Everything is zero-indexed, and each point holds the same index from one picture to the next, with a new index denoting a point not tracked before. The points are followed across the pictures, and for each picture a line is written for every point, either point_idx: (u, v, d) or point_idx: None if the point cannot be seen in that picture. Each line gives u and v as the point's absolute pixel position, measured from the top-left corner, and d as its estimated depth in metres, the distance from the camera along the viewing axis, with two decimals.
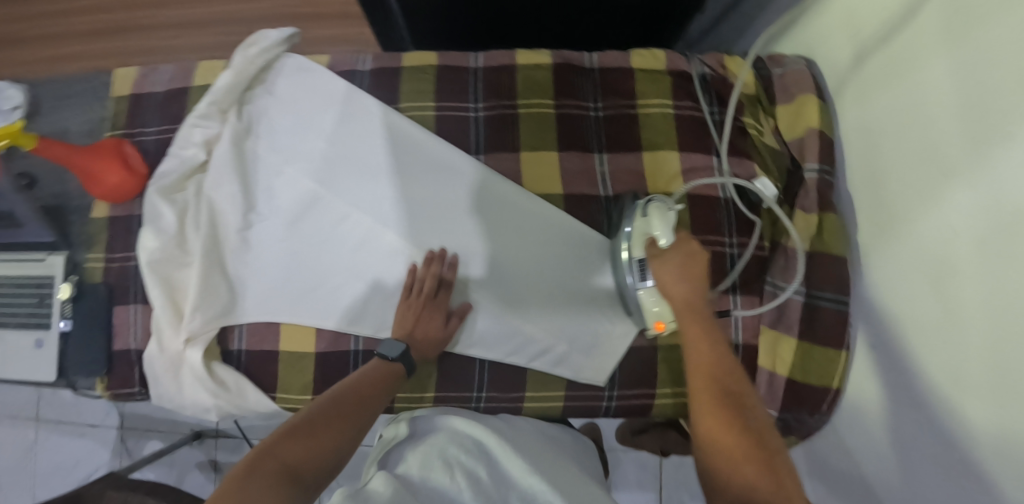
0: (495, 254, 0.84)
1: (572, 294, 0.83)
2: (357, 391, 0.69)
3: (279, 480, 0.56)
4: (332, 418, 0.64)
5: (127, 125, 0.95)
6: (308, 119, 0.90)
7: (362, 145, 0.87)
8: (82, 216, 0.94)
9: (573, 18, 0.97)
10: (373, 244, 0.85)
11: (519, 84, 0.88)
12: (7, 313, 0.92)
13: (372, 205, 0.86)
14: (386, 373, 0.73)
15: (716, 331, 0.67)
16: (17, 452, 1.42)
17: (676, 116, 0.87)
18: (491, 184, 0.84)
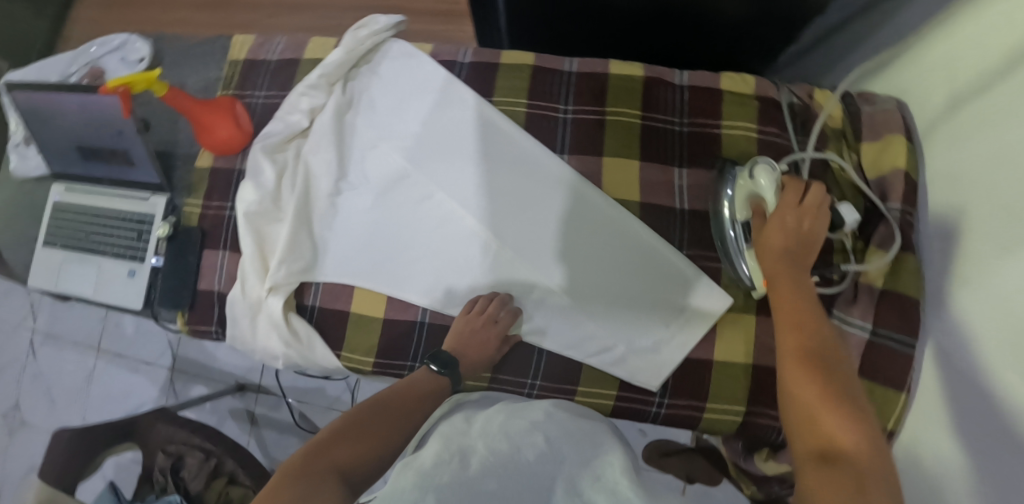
0: (567, 251, 0.87)
1: (638, 300, 0.86)
2: (402, 401, 0.74)
3: (331, 476, 0.61)
4: (378, 426, 0.69)
5: (239, 86, 1.01)
6: (406, 101, 0.94)
7: (454, 133, 0.92)
8: (186, 164, 1.01)
9: (666, 35, 1.00)
10: (453, 226, 0.89)
11: (610, 92, 0.91)
12: (108, 242, 1.01)
13: (457, 189, 0.90)
14: (432, 383, 0.77)
15: (809, 291, 0.68)
16: (75, 379, 1.46)
17: (759, 140, 0.89)
18: (572, 183, 0.88)
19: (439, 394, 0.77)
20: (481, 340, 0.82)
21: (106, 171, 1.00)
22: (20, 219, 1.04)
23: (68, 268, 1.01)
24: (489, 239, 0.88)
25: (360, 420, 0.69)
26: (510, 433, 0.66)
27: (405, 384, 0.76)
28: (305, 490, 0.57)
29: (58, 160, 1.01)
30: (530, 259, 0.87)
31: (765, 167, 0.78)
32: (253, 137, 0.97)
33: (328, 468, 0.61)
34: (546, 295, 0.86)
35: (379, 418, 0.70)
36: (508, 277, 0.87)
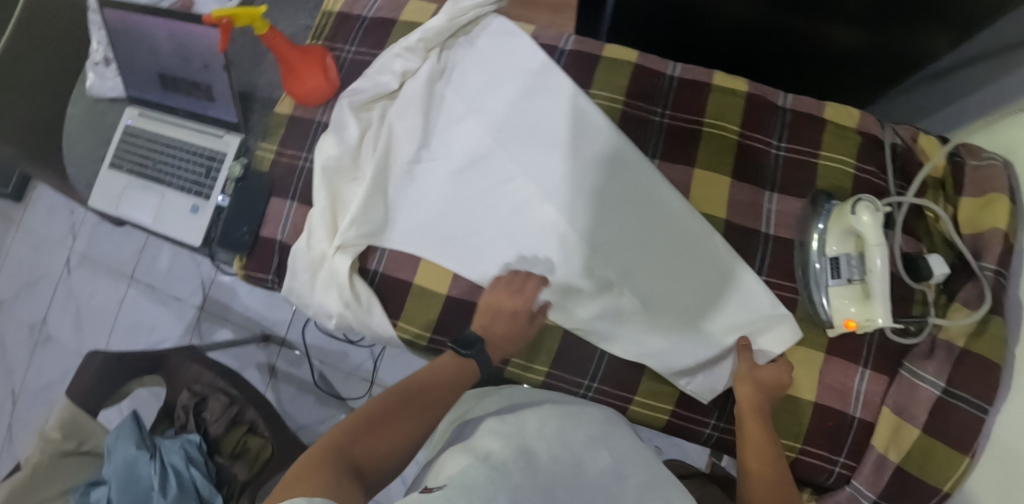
0: (643, 259, 0.85)
1: (707, 320, 0.84)
2: (427, 392, 0.73)
3: (351, 471, 0.62)
4: (402, 419, 0.70)
5: (330, 37, 0.99)
6: (499, 79, 0.91)
7: (544, 120, 0.89)
8: (265, 108, 1.00)
9: (772, 54, 0.98)
10: (529, 214, 0.87)
11: (710, 104, 0.89)
12: (175, 174, 0.99)
13: (539, 177, 0.88)
14: (458, 373, 0.76)
15: (764, 414, 0.76)
16: (104, 302, 1.46)
17: (855, 177, 0.86)
18: (659, 190, 0.85)
19: (463, 387, 0.76)
20: (505, 319, 0.81)
21: (183, 102, 0.99)
22: (90, 137, 1.03)
23: (131, 193, 1.00)
24: (566, 234, 0.86)
25: (387, 410, 0.70)
26: (569, 439, 0.72)
27: (430, 370, 0.76)
28: (329, 480, 0.58)
29: (137, 85, 1.00)
30: (603, 261, 0.85)
31: (869, 205, 0.76)
32: (339, 92, 0.96)
33: (348, 461, 0.63)
34: (615, 300, 0.84)
35: (405, 409, 0.71)
36: (580, 275, 0.85)
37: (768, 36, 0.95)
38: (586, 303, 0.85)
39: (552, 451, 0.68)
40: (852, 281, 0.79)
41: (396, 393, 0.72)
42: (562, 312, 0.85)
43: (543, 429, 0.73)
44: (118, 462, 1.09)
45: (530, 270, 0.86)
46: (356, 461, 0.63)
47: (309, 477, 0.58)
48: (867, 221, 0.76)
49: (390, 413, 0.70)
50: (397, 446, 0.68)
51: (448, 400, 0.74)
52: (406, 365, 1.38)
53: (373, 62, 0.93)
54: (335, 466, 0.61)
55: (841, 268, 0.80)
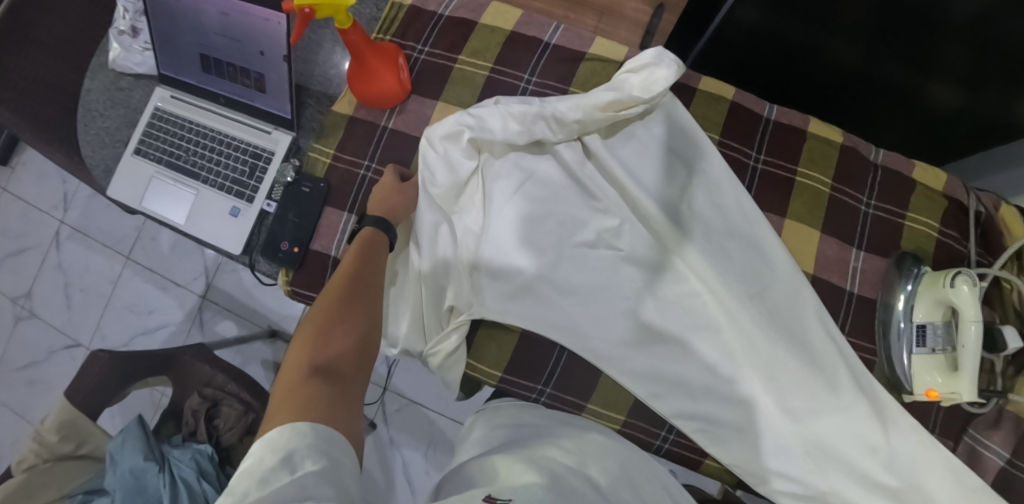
0: (817, 392, 0.79)
1: (892, 467, 0.76)
2: (355, 274, 0.73)
3: (328, 377, 0.62)
4: (351, 315, 0.69)
5: (400, 33, 0.89)
6: (642, 148, 0.84)
7: (711, 225, 0.83)
8: (320, 104, 0.90)
9: (860, 102, 0.96)
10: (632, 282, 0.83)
11: (804, 152, 0.86)
12: (213, 170, 0.89)
13: (690, 279, 0.82)
14: (369, 247, 0.77)
15: None
16: (94, 281, 1.34)
17: (938, 241, 0.86)
18: (756, 274, 0.82)
19: (378, 255, 0.77)
20: (388, 195, 0.81)
21: (227, 89, 0.88)
22: (113, 117, 0.91)
23: (161, 186, 0.89)
24: (685, 320, 0.82)
25: (333, 308, 0.69)
26: (626, 477, 0.71)
27: (353, 257, 0.75)
28: (307, 398, 0.59)
29: (172, 64, 0.88)
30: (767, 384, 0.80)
31: (966, 278, 0.76)
32: (410, 97, 0.88)
33: (320, 371, 0.62)
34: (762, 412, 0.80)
35: (349, 304, 0.70)
36: (678, 349, 0.82)
37: (861, 85, 0.93)
38: (679, 382, 0.82)
39: (612, 489, 0.67)
40: (935, 351, 0.79)
41: (334, 292, 0.71)
42: (642, 384, 0.82)
43: (606, 465, 0.71)
44: (124, 473, 1.00)
45: (618, 336, 0.82)
46: (327, 367, 0.63)
47: (292, 400, 0.59)
48: (965, 292, 0.75)
49: (338, 311, 0.69)
50: (361, 342, 0.68)
51: (376, 278, 0.75)
52: (420, 373, 1.36)
53: (502, 109, 0.80)
54: (309, 381, 0.61)
55: (927, 337, 0.79)
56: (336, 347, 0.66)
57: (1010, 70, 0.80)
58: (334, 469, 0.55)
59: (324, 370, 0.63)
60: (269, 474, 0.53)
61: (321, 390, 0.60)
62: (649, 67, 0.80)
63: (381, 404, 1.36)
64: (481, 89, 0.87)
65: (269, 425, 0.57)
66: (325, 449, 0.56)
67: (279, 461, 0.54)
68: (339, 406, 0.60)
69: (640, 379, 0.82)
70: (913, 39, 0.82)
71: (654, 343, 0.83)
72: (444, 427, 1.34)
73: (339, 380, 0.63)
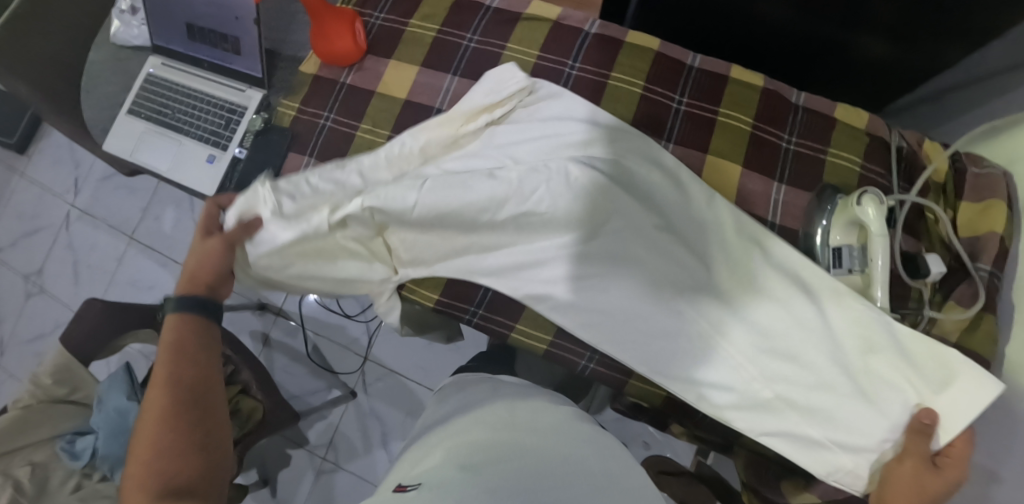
0: (785, 337, 0.78)
1: (873, 387, 0.74)
2: (177, 372, 0.72)
3: (182, 491, 0.65)
4: (184, 421, 0.69)
5: (360, 4, 1.01)
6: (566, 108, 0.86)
7: (661, 187, 0.82)
8: (290, 66, 1.01)
9: (798, 52, 0.99)
10: (556, 230, 0.78)
11: (726, 95, 0.92)
12: (194, 124, 1.00)
13: (641, 231, 0.79)
14: (195, 330, 0.76)
15: (931, 491, 0.68)
16: (103, 259, 1.47)
17: (861, 175, 0.89)
18: (685, 236, 0.82)
19: (207, 338, 0.77)
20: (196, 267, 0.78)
21: (209, 54, 1.00)
22: (111, 84, 1.04)
23: (148, 140, 1.01)
24: (622, 266, 0.79)
25: (166, 416, 0.69)
26: (558, 429, 0.79)
27: (172, 359, 0.73)
28: None
29: (163, 34, 1.01)
30: (734, 334, 0.79)
31: (873, 197, 0.79)
32: (367, 57, 0.98)
33: (171, 490, 0.64)
34: (714, 360, 0.79)
35: (183, 411, 0.69)
36: (619, 296, 0.80)
37: (794, 40, 0.98)
38: (629, 322, 0.80)
39: (538, 437, 0.75)
40: (852, 271, 0.81)
41: (162, 399, 0.70)
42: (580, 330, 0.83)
43: (529, 421, 0.80)
44: (109, 410, 1.09)
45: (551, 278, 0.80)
46: (171, 485, 0.65)
47: None
48: (871, 213, 0.78)
49: (172, 418, 0.69)
50: (203, 436, 0.69)
51: (209, 363, 0.75)
52: (400, 344, 1.42)
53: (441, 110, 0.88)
54: (162, 494, 0.64)
55: (843, 258, 0.82)
56: (178, 451, 0.67)
57: (944, 27, 0.85)
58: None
59: (173, 488, 0.64)
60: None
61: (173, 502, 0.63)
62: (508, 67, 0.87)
63: (362, 374, 1.42)
64: (429, 47, 0.97)
65: None
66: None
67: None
68: None
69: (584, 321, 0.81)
70: None
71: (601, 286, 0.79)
72: (421, 397, 1.38)
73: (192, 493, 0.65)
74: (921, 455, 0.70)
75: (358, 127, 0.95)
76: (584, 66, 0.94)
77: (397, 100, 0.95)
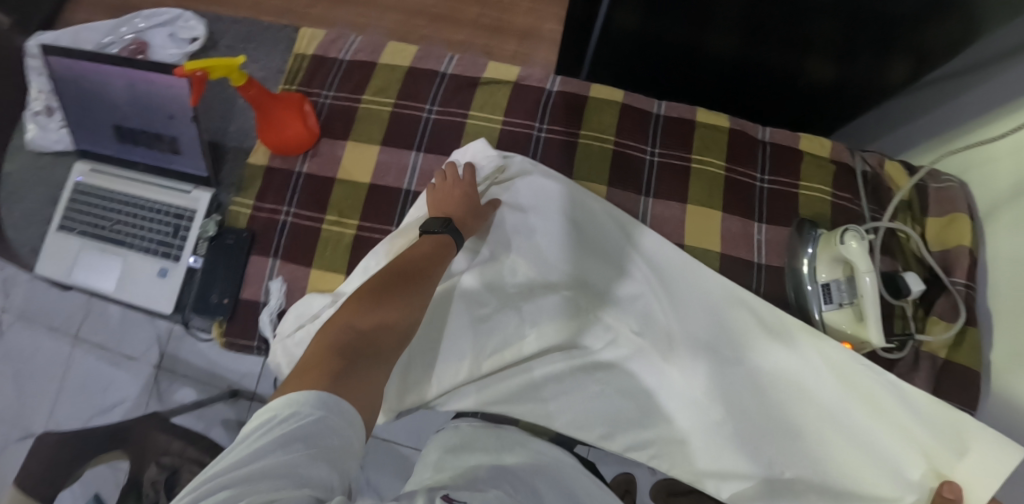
0: (808, 423, 0.78)
1: (891, 461, 0.75)
2: (405, 260, 0.70)
3: (362, 347, 0.57)
4: (394, 291, 0.65)
5: (305, 82, 0.94)
6: (541, 193, 0.86)
7: (641, 256, 0.86)
8: (237, 159, 0.93)
9: (750, 84, 1.00)
10: (547, 330, 0.83)
11: (696, 139, 0.92)
12: (137, 235, 0.90)
13: (629, 315, 0.85)
14: (434, 240, 0.74)
15: None
16: (43, 368, 1.33)
17: (833, 203, 0.91)
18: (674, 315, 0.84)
19: (445, 251, 0.73)
20: (459, 205, 0.80)
21: (144, 156, 0.91)
22: (36, 196, 0.94)
23: (87, 258, 0.91)
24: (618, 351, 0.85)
25: (377, 286, 0.65)
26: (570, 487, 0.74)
27: (402, 256, 0.70)
28: (342, 366, 0.54)
29: (88, 137, 0.91)
30: (756, 422, 0.80)
31: (853, 233, 0.81)
32: (321, 140, 0.92)
33: (355, 339, 0.58)
34: (726, 459, 0.80)
35: (390, 290, 0.65)
36: (608, 390, 0.84)
37: (746, 74, 0.98)
38: (626, 412, 0.83)
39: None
40: (843, 305, 0.83)
41: (364, 289, 0.65)
42: (579, 418, 0.83)
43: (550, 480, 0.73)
44: None
45: (551, 371, 0.84)
46: (352, 333, 0.58)
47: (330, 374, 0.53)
48: (855, 248, 0.80)
49: (385, 293, 0.64)
50: (398, 337, 0.61)
51: (434, 272, 0.70)
52: None
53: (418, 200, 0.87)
54: (343, 341, 0.57)
55: (832, 293, 0.84)
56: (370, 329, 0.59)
57: (883, 39, 0.86)
58: (337, 453, 0.49)
59: (362, 339, 0.58)
60: (257, 460, 0.46)
61: (348, 354, 0.56)
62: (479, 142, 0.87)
63: None
64: (388, 123, 0.92)
65: (290, 383, 0.52)
66: (313, 445, 0.48)
67: (286, 431, 0.48)
68: (378, 391, 0.56)
69: (583, 428, 0.82)
70: (788, 29, 0.87)
71: (582, 383, 0.84)
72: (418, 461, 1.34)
73: (374, 351, 0.58)
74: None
75: (324, 219, 0.89)
76: (552, 127, 0.91)
77: (361, 184, 0.90)
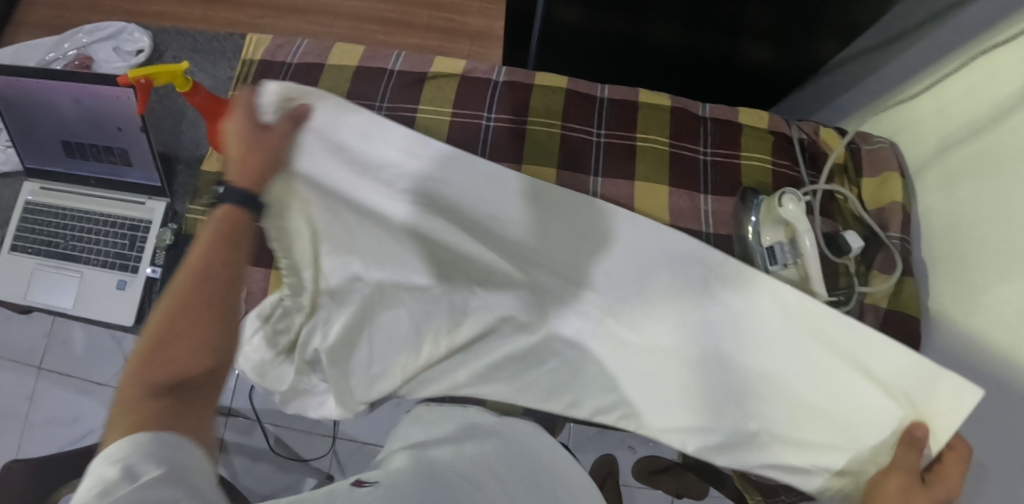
0: (773, 376, 0.77)
1: (861, 407, 0.73)
2: (208, 250, 0.61)
3: (171, 390, 0.54)
4: (200, 301, 0.58)
5: (255, 87, 0.95)
6: (462, 163, 0.81)
7: (566, 220, 0.83)
8: (191, 168, 0.94)
9: (689, 65, 1.04)
10: (501, 303, 0.86)
11: (640, 119, 0.95)
12: (94, 250, 0.90)
13: (576, 287, 0.86)
14: (220, 230, 0.62)
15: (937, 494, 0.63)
16: (8, 401, 1.31)
17: (774, 171, 0.95)
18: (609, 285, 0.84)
19: (240, 236, 0.63)
20: (252, 153, 0.70)
21: (94, 170, 0.90)
22: None
23: (42, 277, 0.90)
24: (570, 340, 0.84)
25: (192, 285, 0.58)
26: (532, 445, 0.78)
27: (206, 244, 0.61)
28: (154, 415, 0.52)
29: (35, 155, 0.91)
30: (725, 380, 0.80)
31: (791, 196, 0.85)
32: None
33: (167, 380, 0.54)
34: (694, 418, 0.82)
35: (191, 302, 0.58)
36: (574, 369, 0.86)
37: (684, 55, 1.02)
38: (592, 378, 0.86)
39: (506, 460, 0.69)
40: (788, 265, 0.87)
41: (182, 290, 0.59)
42: (546, 393, 0.87)
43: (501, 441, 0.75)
44: None
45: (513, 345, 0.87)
46: (165, 372, 0.54)
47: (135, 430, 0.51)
48: (793, 209, 0.84)
49: (196, 295, 0.58)
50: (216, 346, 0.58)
51: (240, 258, 0.62)
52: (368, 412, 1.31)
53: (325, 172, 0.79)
54: (154, 383, 0.54)
55: (777, 255, 0.87)
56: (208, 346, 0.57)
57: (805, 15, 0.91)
58: (181, 469, 0.50)
59: (170, 385, 0.54)
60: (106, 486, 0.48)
61: (160, 405, 0.53)
62: (337, 131, 0.77)
63: (334, 455, 1.30)
64: None
65: (108, 440, 0.51)
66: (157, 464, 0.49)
67: (124, 473, 0.48)
68: (198, 431, 0.54)
69: (551, 399, 0.86)
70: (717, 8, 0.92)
71: (534, 366, 0.87)
72: None
73: (188, 391, 0.55)
74: (912, 467, 0.66)
75: None
76: (500, 116, 0.94)
77: None
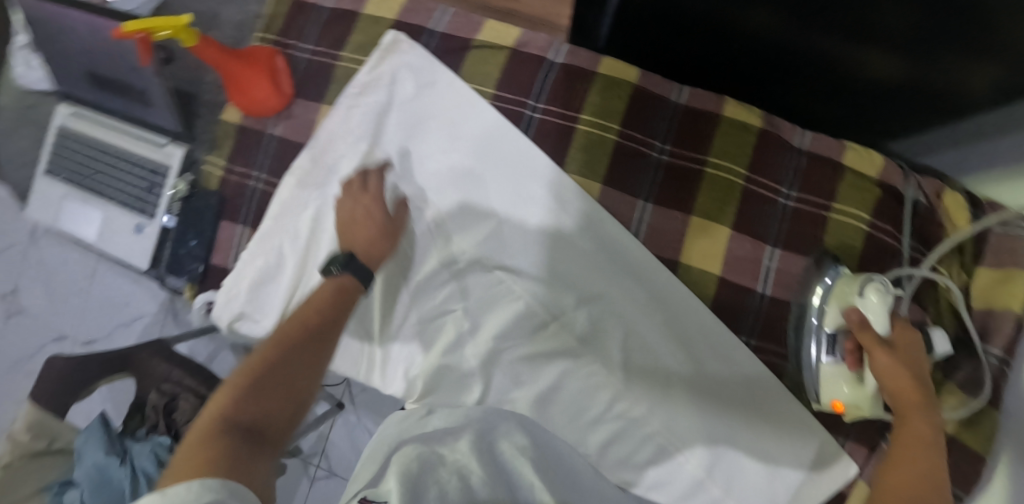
0: (711, 437, 0.75)
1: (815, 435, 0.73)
2: None
3: (248, 432, 0.51)
4: (296, 358, 0.58)
5: (283, 32, 0.86)
6: (467, 184, 0.79)
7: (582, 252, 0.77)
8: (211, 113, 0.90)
9: (786, 79, 0.74)
10: (522, 261, 0.78)
11: (718, 139, 0.79)
12: (116, 187, 0.88)
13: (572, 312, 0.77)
14: None
15: (907, 352, 0.64)
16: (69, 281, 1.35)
17: (868, 234, 0.76)
18: (597, 220, 0.77)
19: None
20: None
21: (119, 104, 0.87)
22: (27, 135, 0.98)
23: (71, 205, 0.92)
24: (522, 368, 0.77)
25: (280, 343, 0.59)
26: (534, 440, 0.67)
27: None
28: (223, 446, 0.49)
29: (67, 79, 0.89)
30: (677, 425, 0.75)
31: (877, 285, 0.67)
32: (295, 101, 0.84)
33: (247, 428, 0.51)
34: (650, 454, 0.76)
35: (292, 357, 0.58)
36: (546, 399, 0.77)
37: (780, 64, 0.71)
38: (557, 419, 0.77)
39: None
40: (845, 360, 0.68)
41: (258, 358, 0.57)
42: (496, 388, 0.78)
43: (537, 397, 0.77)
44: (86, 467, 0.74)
45: (521, 323, 0.78)
46: (256, 427, 0.52)
47: (203, 453, 0.48)
48: (874, 303, 0.66)
49: (271, 367, 0.56)
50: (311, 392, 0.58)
51: None
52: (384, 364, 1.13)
53: (395, 88, 0.81)
54: (262, 358, 0.56)
55: (837, 346, 0.69)
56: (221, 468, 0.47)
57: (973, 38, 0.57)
58: None
59: (249, 426, 0.52)
60: None
61: (235, 448, 0.49)
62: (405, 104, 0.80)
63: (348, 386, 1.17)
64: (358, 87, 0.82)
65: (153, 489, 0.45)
66: None
67: None
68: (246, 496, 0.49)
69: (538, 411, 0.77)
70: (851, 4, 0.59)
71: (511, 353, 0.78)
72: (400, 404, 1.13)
73: (266, 439, 0.52)
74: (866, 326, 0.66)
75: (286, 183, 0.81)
76: (548, 106, 0.80)
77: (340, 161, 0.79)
